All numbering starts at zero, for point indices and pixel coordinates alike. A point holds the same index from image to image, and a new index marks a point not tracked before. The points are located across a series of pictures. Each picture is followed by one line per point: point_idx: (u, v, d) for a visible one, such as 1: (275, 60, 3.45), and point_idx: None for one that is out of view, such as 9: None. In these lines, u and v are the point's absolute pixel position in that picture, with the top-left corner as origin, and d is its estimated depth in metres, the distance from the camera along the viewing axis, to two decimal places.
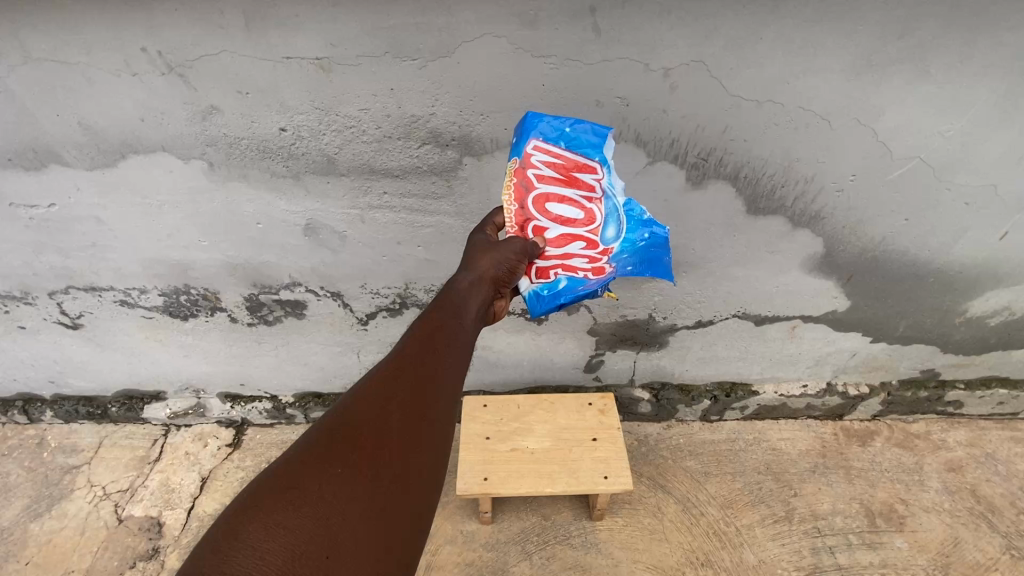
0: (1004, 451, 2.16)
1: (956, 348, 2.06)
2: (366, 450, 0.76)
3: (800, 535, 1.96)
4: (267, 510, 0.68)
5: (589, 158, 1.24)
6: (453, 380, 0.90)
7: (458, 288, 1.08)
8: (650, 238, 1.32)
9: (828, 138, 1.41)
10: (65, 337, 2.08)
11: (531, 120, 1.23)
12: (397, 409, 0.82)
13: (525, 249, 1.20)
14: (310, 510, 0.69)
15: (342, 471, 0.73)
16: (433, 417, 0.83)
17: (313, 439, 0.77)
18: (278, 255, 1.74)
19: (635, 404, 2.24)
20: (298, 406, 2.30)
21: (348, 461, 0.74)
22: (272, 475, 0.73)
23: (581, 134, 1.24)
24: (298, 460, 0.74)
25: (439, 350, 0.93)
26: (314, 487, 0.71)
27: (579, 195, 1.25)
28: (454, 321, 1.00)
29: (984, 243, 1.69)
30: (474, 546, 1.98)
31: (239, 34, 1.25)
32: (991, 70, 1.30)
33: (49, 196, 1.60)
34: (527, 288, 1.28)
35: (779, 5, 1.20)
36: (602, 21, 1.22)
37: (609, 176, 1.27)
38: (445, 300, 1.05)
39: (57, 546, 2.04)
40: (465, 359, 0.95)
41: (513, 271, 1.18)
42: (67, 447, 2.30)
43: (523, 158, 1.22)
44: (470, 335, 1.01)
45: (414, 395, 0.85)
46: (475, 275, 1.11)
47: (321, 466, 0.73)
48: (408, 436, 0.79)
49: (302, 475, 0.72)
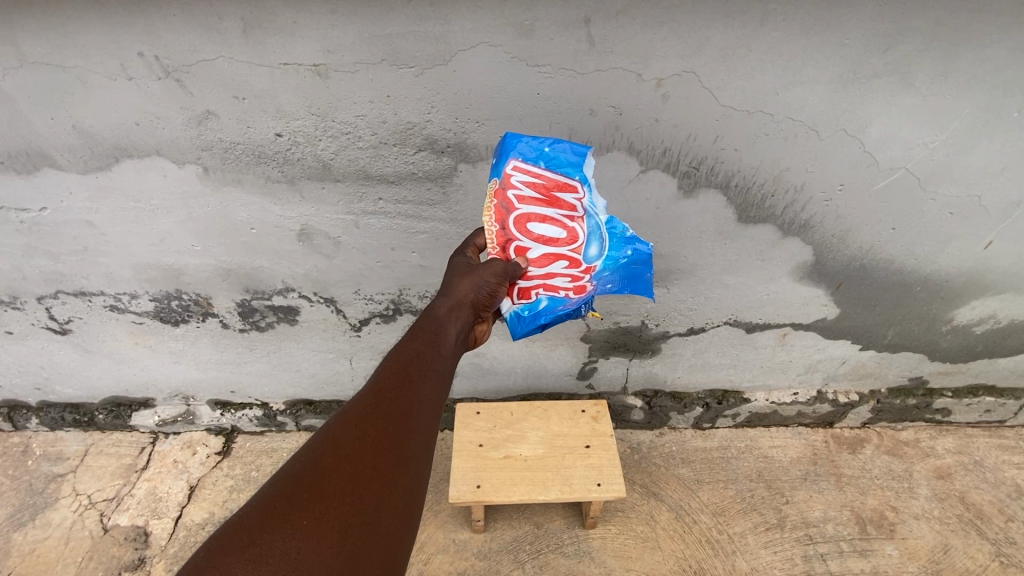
0: (992, 459, 2.18)
1: (944, 356, 2.09)
2: (334, 496, 0.76)
3: (791, 542, 1.97)
4: (226, 569, 0.68)
5: (570, 177, 1.24)
6: (428, 415, 0.91)
7: (437, 313, 1.11)
8: (633, 255, 1.33)
9: (817, 148, 1.44)
10: (53, 343, 2.06)
11: (510, 141, 1.22)
12: (368, 451, 0.82)
13: (506, 271, 1.22)
14: (272, 566, 0.69)
15: (306, 522, 0.73)
16: (407, 456, 0.84)
17: (278, 488, 0.77)
18: (272, 260, 1.73)
19: (628, 411, 2.25)
20: (288, 414, 2.28)
21: (313, 511, 0.74)
22: (235, 529, 0.73)
23: (560, 154, 1.24)
24: (260, 512, 0.74)
25: (413, 385, 0.94)
26: (277, 542, 0.71)
27: (561, 214, 1.24)
28: (429, 353, 1.02)
29: (969, 252, 1.72)
30: (467, 555, 1.96)
31: (237, 40, 1.26)
32: (973, 83, 1.33)
33: (40, 200, 1.59)
34: (509, 309, 1.30)
35: (768, 18, 1.22)
36: (596, 31, 1.24)
37: (589, 195, 1.27)
38: (421, 330, 1.06)
39: (41, 556, 2.00)
40: (439, 392, 0.96)
41: (493, 295, 1.20)
42: (52, 455, 2.27)
43: (503, 179, 1.21)
44: (446, 367, 1.02)
45: (387, 433, 0.85)
46: (451, 304, 1.13)
47: (285, 518, 0.73)
48: (379, 479, 0.80)
49: (266, 529, 0.72)
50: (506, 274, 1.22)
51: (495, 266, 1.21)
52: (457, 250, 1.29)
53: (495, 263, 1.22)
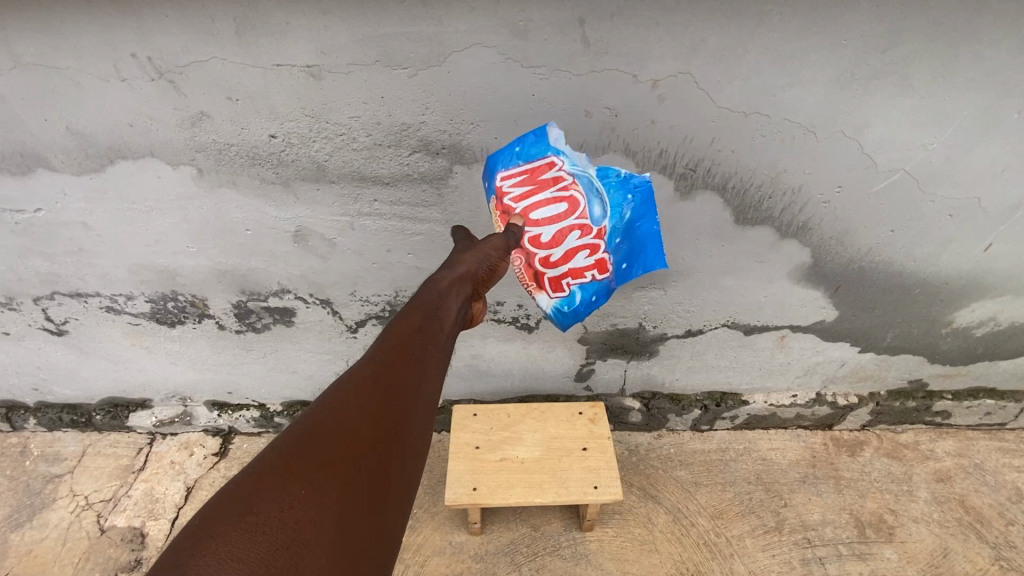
0: (992, 462, 2.17)
1: (944, 358, 2.08)
2: (331, 468, 0.75)
3: (790, 546, 1.95)
4: (220, 539, 0.66)
5: (547, 155, 1.38)
6: (427, 392, 0.90)
7: (439, 284, 1.10)
8: (635, 193, 1.49)
9: (814, 150, 1.43)
10: (49, 344, 2.05)
11: (491, 160, 1.41)
12: (366, 424, 0.81)
13: (505, 251, 1.25)
14: (267, 537, 0.67)
15: (303, 494, 0.72)
16: (404, 431, 0.83)
17: (274, 459, 0.75)
18: (267, 261, 1.73)
19: (625, 414, 2.25)
20: (285, 415, 2.28)
21: (311, 482, 0.73)
22: (229, 500, 0.70)
23: (534, 142, 1.38)
24: (256, 483, 0.72)
25: (412, 360, 0.93)
26: (272, 512, 0.69)
27: (554, 193, 1.43)
28: (431, 327, 1.00)
29: (969, 254, 1.70)
30: (463, 557, 1.96)
31: (230, 41, 1.25)
32: (972, 85, 1.32)
33: (35, 201, 1.58)
34: (549, 306, 1.65)
35: (764, 19, 1.21)
36: (591, 32, 1.23)
37: (569, 159, 1.41)
38: (422, 304, 1.05)
39: (38, 556, 2.00)
40: (439, 370, 0.96)
41: (493, 269, 1.20)
42: (50, 456, 2.27)
43: (498, 195, 1.42)
44: (446, 344, 1.01)
45: (386, 407, 0.85)
46: (453, 277, 1.12)
47: (282, 488, 0.72)
48: (376, 452, 0.79)
49: (261, 499, 0.70)
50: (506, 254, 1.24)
51: (495, 246, 1.24)
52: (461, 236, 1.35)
53: (496, 243, 1.24)
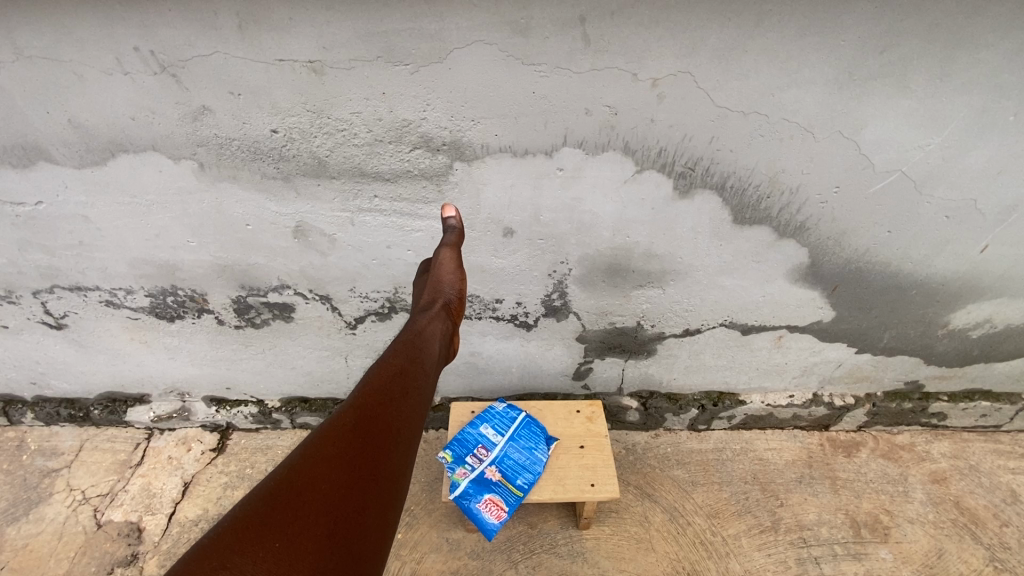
0: (987, 464, 2.18)
1: (939, 360, 2.09)
2: (308, 518, 0.72)
3: (786, 545, 1.96)
4: None
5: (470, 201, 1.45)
6: (406, 434, 0.89)
7: (417, 327, 1.17)
8: None
9: (811, 150, 1.44)
10: (48, 337, 2.05)
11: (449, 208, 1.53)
12: (345, 468, 0.79)
13: (459, 263, 1.36)
14: None
15: (278, 546, 0.68)
16: (382, 476, 0.81)
17: (250, 509, 0.72)
18: (267, 256, 1.73)
19: (623, 412, 2.26)
20: (284, 411, 2.28)
21: (286, 533, 0.70)
22: (201, 554, 0.66)
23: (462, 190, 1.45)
24: (231, 535, 0.69)
25: (392, 404, 0.92)
26: (245, 568, 0.65)
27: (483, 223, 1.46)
28: (411, 370, 1.02)
29: (965, 256, 1.71)
30: (460, 554, 1.96)
31: (232, 35, 1.26)
32: (969, 87, 1.33)
33: (37, 194, 1.59)
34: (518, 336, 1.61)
35: (764, 19, 1.22)
36: (591, 31, 1.24)
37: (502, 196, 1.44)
38: (404, 349, 1.08)
39: (34, 550, 1.99)
40: (419, 411, 0.95)
41: (457, 302, 1.30)
42: (47, 450, 2.27)
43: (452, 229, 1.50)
44: (426, 386, 1.02)
45: (365, 452, 0.82)
46: (428, 322, 1.19)
47: (256, 543, 0.68)
48: (354, 496, 0.76)
49: (236, 553, 0.67)
50: (461, 266, 1.35)
51: (449, 262, 1.35)
52: (421, 272, 1.47)
53: (448, 259, 1.35)
